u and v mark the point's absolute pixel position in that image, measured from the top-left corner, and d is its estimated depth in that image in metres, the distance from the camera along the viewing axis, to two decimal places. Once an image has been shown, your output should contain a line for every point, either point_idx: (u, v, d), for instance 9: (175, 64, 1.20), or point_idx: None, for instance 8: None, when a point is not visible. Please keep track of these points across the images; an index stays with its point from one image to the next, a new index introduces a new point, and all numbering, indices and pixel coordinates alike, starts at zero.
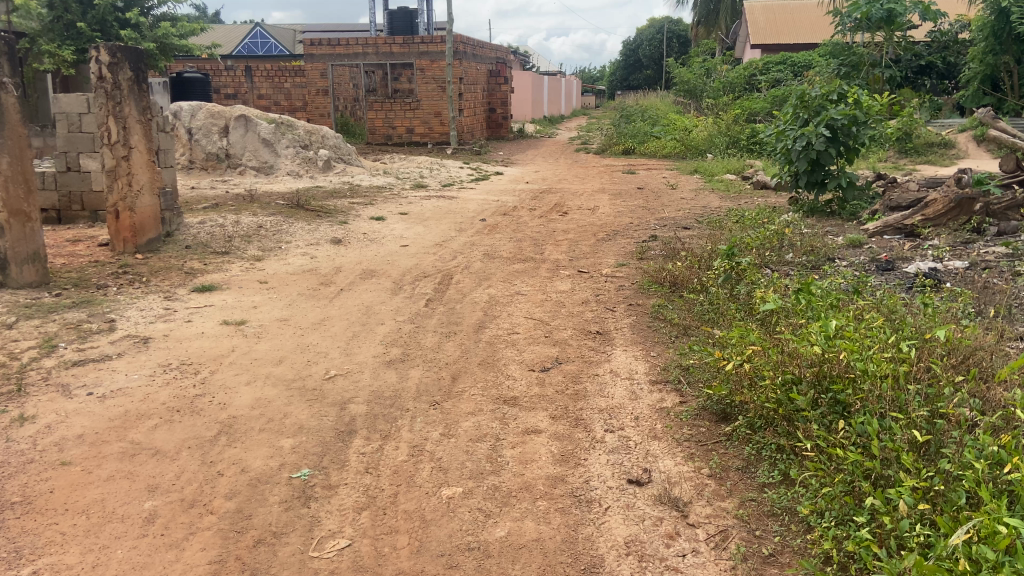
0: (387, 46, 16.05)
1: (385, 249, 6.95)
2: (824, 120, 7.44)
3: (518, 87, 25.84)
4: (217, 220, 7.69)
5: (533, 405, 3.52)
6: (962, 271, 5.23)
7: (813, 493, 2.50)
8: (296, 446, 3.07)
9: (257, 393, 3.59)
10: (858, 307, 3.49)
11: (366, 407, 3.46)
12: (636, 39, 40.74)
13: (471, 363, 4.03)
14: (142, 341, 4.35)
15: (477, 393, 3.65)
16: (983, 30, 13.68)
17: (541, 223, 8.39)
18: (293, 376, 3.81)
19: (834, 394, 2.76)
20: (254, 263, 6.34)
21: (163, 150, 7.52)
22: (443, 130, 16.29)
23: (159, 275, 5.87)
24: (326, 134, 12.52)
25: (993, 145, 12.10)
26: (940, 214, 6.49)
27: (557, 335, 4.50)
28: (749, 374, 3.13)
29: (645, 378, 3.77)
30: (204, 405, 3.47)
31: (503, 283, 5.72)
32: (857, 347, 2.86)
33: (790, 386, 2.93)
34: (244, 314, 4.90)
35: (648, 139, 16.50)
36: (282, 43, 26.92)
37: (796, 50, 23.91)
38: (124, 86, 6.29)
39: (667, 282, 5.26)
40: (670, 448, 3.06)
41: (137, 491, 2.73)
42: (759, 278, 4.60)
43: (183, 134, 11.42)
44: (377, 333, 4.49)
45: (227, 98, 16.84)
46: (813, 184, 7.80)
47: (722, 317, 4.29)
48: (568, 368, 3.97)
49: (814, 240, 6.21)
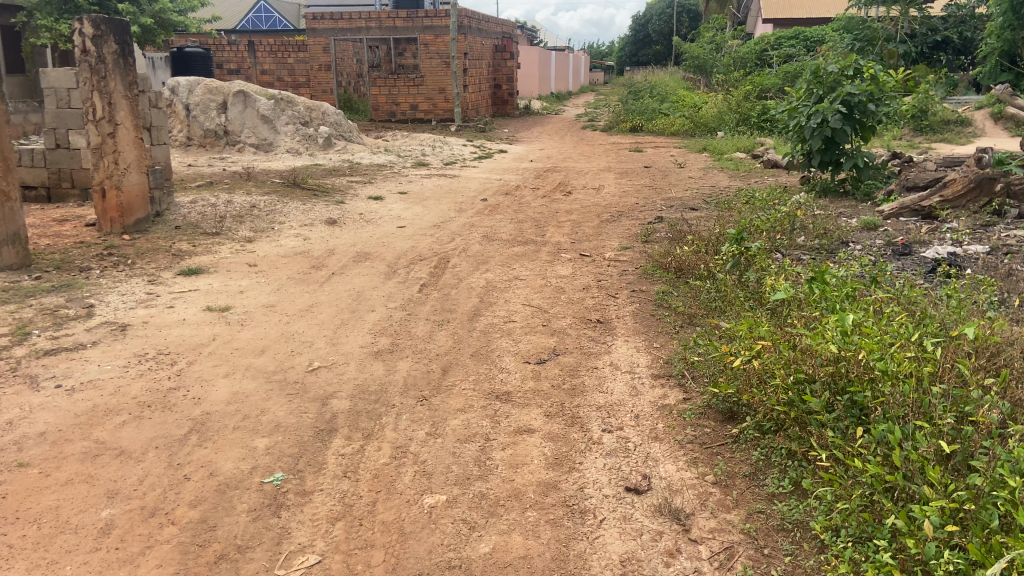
0: (391, 20, 15.64)
1: (382, 230, 6.71)
2: (840, 96, 7.14)
3: (525, 62, 25.43)
4: (210, 200, 7.46)
5: (527, 401, 3.31)
6: (983, 256, 4.99)
7: (828, 507, 2.28)
8: (270, 447, 2.86)
9: (234, 387, 3.39)
10: (876, 299, 3.25)
11: (349, 403, 3.26)
12: (646, 14, 40.05)
13: (463, 354, 3.81)
14: (120, 329, 4.14)
15: (469, 387, 3.44)
16: (1003, 4, 13.06)
17: (544, 203, 8.15)
18: (274, 368, 3.60)
19: (850, 395, 2.53)
20: (245, 245, 6.13)
21: (156, 126, 7.27)
22: (447, 107, 15.98)
23: (145, 257, 5.66)
24: (326, 110, 12.23)
25: (1011, 123, 11.79)
26: (958, 196, 6.24)
27: (556, 323, 4.28)
28: (759, 373, 2.91)
29: (646, 372, 3.56)
30: (177, 399, 3.26)
31: (502, 267, 5.49)
32: (877, 345, 2.62)
33: (803, 386, 2.70)
34: (229, 299, 4.68)
35: (656, 116, 16.15)
36: (287, 17, 26.49)
37: (808, 25, 23.37)
38: (109, 60, 6.03)
39: (672, 268, 5.02)
40: (672, 451, 2.84)
41: (95, 498, 2.56)
42: (769, 264, 4.36)
43: (180, 110, 11.10)
44: (367, 321, 4.28)
45: (230, 74, 16.53)
46: (827, 163, 7.51)
47: (730, 307, 4.06)
48: (566, 360, 3.75)
49: (826, 222, 5.96)
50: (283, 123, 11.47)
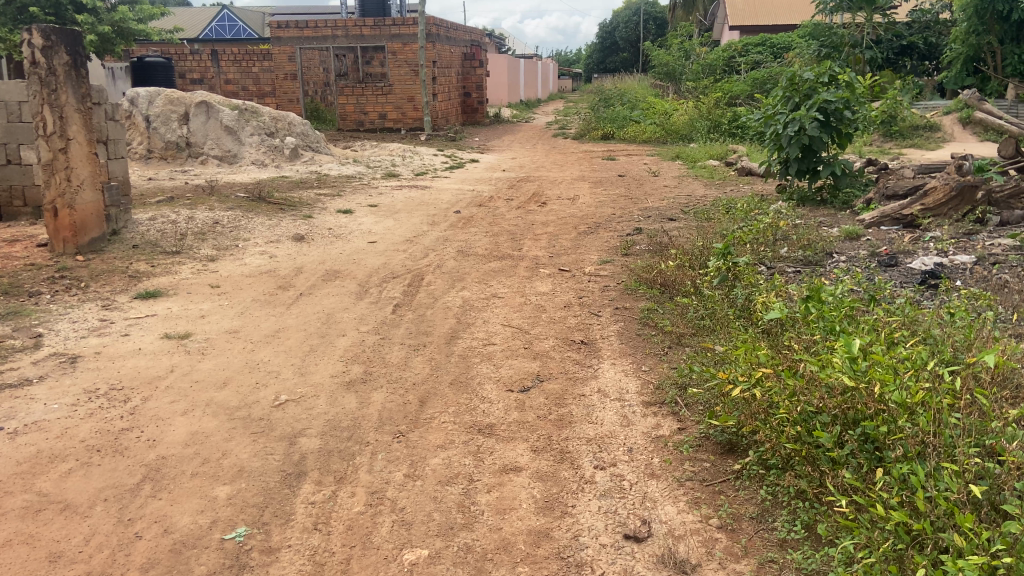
0: (357, 28, 15.37)
1: (352, 246, 6.45)
2: (817, 103, 7.02)
3: (493, 70, 25.28)
4: (170, 216, 7.13)
5: (512, 435, 3.09)
6: (970, 267, 4.87)
7: (849, 558, 2.09)
8: (232, 497, 2.60)
9: (193, 426, 3.11)
10: (879, 319, 3.08)
11: (319, 442, 3.00)
12: (613, 21, 40.17)
13: (441, 383, 3.58)
14: (70, 361, 3.84)
15: (449, 420, 3.20)
16: (967, 9, 13.15)
17: (518, 215, 7.95)
18: (237, 404, 3.32)
19: (863, 429, 2.36)
20: (207, 264, 5.83)
21: (112, 140, 6.94)
22: (416, 115, 15.77)
23: (100, 280, 5.34)
24: (292, 120, 11.93)
25: (979, 128, 11.83)
26: (939, 204, 6.11)
27: (538, 346, 4.07)
28: (762, 403, 2.72)
29: (637, 399, 3.35)
30: (130, 442, 2.99)
31: (478, 284, 5.27)
32: (891, 375, 2.44)
33: (811, 419, 2.51)
34: (189, 325, 4.39)
35: (627, 123, 16.07)
36: (251, 26, 26.07)
37: (774, 32, 23.53)
38: (61, 72, 5.71)
39: (657, 283, 4.82)
40: (670, 490, 2.64)
41: (35, 563, 2.28)
42: (758, 279, 4.18)
43: (140, 122, 10.72)
44: (337, 347, 4.02)
45: (193, 83, 16.14)
46: (804, 171, 7.41)
47: (721, 327, 3.88)
48: (551, 388, 3.53)
49: (809, 232, 5.83)
50: (247, 134, 11.14)
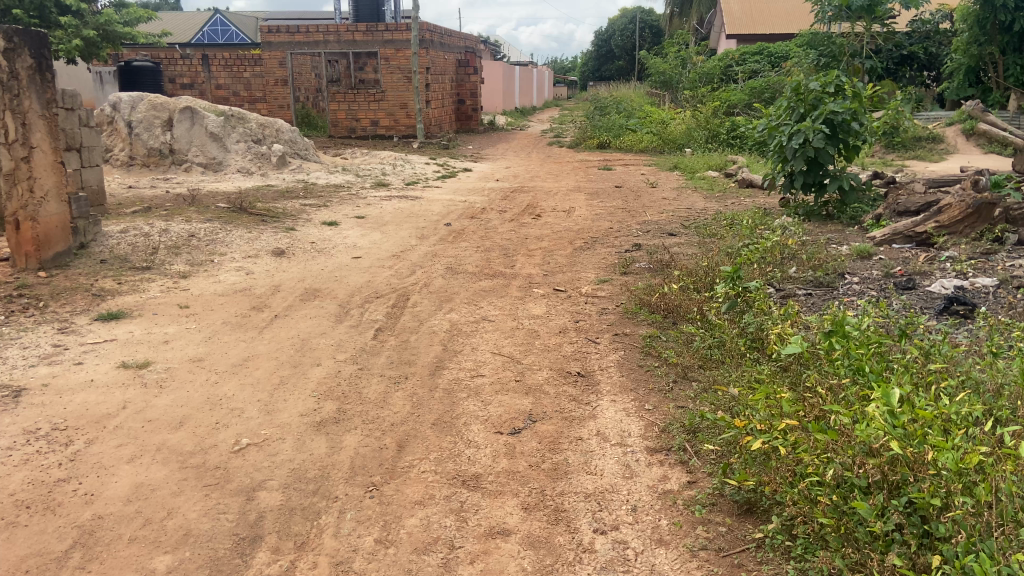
0: (350, 33, 15.05)
1: (335, 262, 6.09)
2: (823, 114, 6.68)
3: (488, 77, 24.94)
4: (143, 228, 6.75)
5: (500, 488, 2.73)
6: (993, 291, 4.53)
7: None
8: (172, 571, 2.25)
9: (140, 477, 2.76)
10: (912, 361, 2.76)
11: (281, 496, 2.65)
12: (609, 29, 39.93)
13: (423, 424, 3.21)
14: (12, 395, 3.47)
15: (430, 470, 2.84)
16: (968, 19, 12.97)
17: (512, 228, 7.60)
18: (192, 449, 2.96)
19: (910, 499, 2.02)
20: (178, 281, 5.46)
21: (86, 147, 6.54)
22: (409, 122, 15.40)
23: (61, 298, 4.97)
24: (280, 128, 11.56)
25: (983, 139, 11.59)
26: (955, 221, 5.76)
27: (531, 378, 3.71)
28: (788, 463, 2.37)
29: (641, 444, 3.01)
30: (64, 498, 2.63)
31: (467, 306, 4.92)
32: (942, 438, 2.10)
33: (849, 484, 2.16)
34: (150, 353, 4.02)
35: (624, 132, 15.73)
36: (245, 31, 25.64)
37: (771, 41, 23.28)
38: (23, 76, 5.33)
39: (660, 308, 4.45)
40: (682, 562, 2.29)
41: None
42: (771, 306, 3.84)
43: (122, 128, 10.32)
44: (310, 380, 3.65)
45: (183, 88, 15.78)
46: (810, 185, 7.06)
47: (732, 360, 3.54)
48: (544, 430, 3.17)
49: (818, 251, 5.50)
50: (233, 141, 10.75)
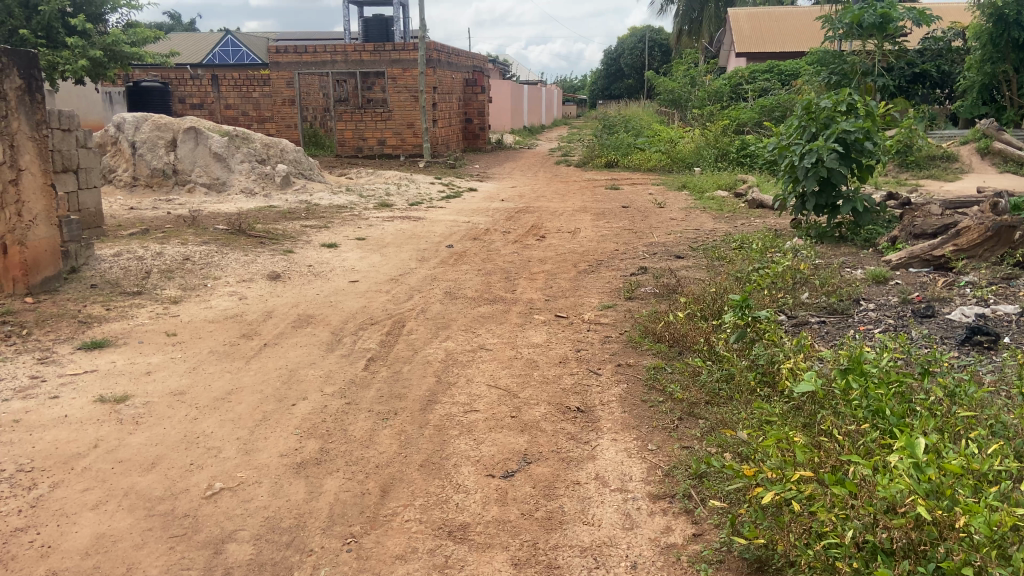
0: (357, 53, 14.96)
1: (332, 286, 5.93)
2: (835, 133, 6.48)
3: (496, 95, 24.84)
4: (137, 251, 6.61)
5: (488, 539, 2.53)
6: (1017, 320, 4.28)
7: None
8: None
9: (103, 526, 2.57)
10: (938, 404, 2.54)
11: (251, 549, 2.45)
12: (618, 48, 39.98)
13: (410, 466, 3.00)
14: None
15: (414, 519, 2.64)
16: (981, 36, 12.69)
17: (515, 250, 7.42)
18: (162, 494, 2.77)
19: (939, 566, 1.80)
20: (168, 307, 5.30)
21: (82, 168, 6.43)
22: (416, 141, 15.28)
23: (46, 325, 4.81)
24: (284, 147, 11.46)
25: (999, 159, 11.37)
26: (974, 244, 5.53)
27: (527, 415, 3.50)
28: (803, 520, 2.16)
29: (642, 490, 2.80)
30: (18, 550, 2.44)
31: (465, 333, 4.73)
32: (975, 498, 1.89)
33: (871, 549, 1.94)
34: (130, 385, 3.84)
35: (632, 151, 15.56)
36: (256, 52, 25.72)
37: (781, 59, 23.12)
38: (12, 97, 5.20)
39: (665, 338, 4.24)
40: None
41: None
42: (782, 337, 3.62)
43: (126, 148, 10.14)
44: (294, 415, 3.46)
45: (192, 108, 15.78)
46: (822, 206, 6.85)
47: (742, 398, 3.32)
48: (540, 472, 2.96)
49: (831, 275, 5.29)
50: (237, 161, 10.66)
